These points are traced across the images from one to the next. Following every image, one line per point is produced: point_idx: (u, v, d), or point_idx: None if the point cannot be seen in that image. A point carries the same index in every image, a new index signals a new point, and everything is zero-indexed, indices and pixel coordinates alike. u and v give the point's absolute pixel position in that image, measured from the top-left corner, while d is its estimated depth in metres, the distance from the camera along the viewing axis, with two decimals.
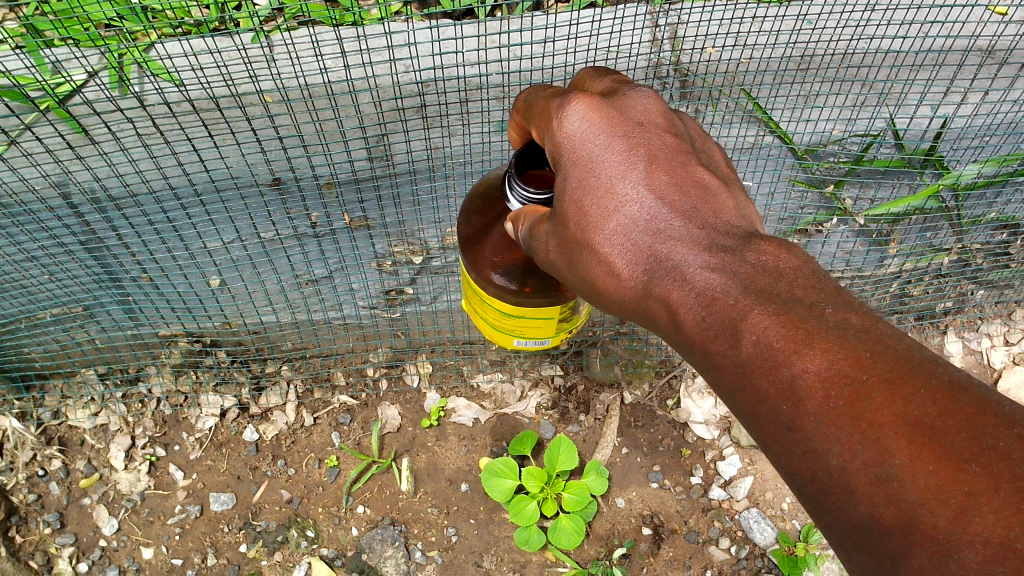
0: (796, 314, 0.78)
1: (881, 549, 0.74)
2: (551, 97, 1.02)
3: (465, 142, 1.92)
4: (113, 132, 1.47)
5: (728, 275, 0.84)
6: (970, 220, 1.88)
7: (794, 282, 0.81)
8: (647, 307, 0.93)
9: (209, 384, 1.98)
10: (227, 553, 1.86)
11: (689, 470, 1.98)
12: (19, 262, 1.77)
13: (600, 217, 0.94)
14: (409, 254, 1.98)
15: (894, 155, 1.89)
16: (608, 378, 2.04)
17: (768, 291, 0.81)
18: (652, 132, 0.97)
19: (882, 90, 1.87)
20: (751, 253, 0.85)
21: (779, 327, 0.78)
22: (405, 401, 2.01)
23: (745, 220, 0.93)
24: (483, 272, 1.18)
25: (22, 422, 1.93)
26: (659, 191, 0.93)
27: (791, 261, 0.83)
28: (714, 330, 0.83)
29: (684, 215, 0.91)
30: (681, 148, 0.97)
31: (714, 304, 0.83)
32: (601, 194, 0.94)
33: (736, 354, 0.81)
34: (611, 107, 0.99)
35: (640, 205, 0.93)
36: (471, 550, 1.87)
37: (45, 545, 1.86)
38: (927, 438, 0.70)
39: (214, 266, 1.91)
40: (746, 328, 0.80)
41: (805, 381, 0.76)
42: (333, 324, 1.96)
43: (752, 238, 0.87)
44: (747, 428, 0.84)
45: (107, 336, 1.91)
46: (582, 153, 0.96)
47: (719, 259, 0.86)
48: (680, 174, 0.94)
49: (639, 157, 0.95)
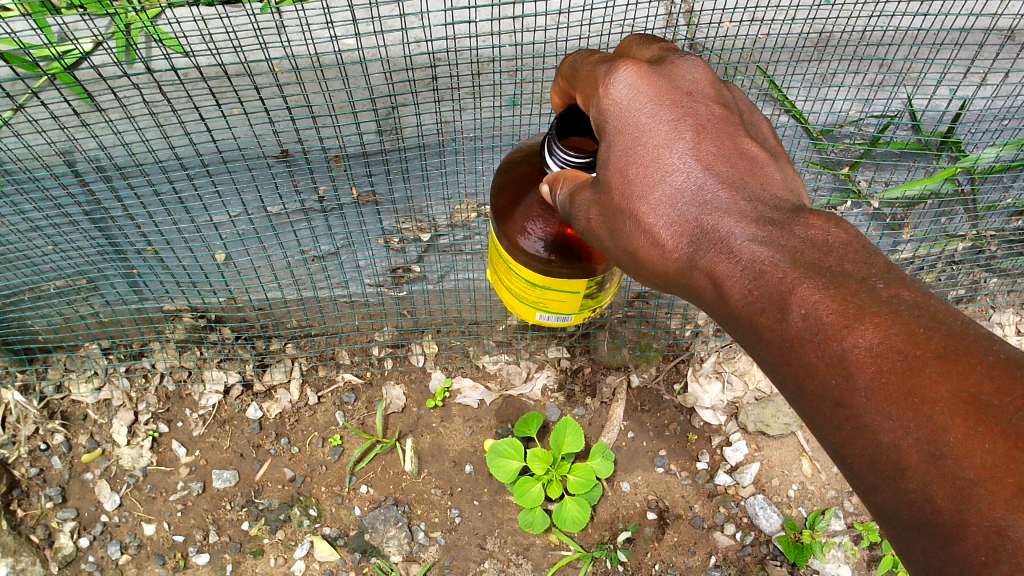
0: (846, 288, 0.76)
1: (933, 530, 0.70)
2: (598, 63, 0.98)
3: (476, 116, 1.85)
4: (121, 99, 1.44)
5: (776, 248, 0.82)
6: (984, 206, 1.85)
7: (844, 259, 0.79)
8: (689, 279, 0.90)
9: (213, 360, 1.96)
10: (229, 531, 1.87)
11: (695, 455, 1.97)
12: (23, 232, 1.75)
13: (644, 186, 0.91)
14: (417, 231, 1.96)
15: (911, 138, 1.85)
16: (615, 361, 2.02)
17: (818, 265, 0.79)
18: (700, 102, 0.94)
19: (900, 69, 1.83)
20: (800, 228, 0.83)
21: (830, 302, 0.76)
22: (410, 380, 1.99)
23: (792, 194, 0.90)
24: (514, 239, 1.13)
25: (24, 396, 1.91)
26: (707, 162, 0.90)
27: (841, 236, 0.81)
28: (760, 303, 0.81)
29: (731, 185, 0.88)
30: (730, 120, 0.94)
31: (761, 277, 0.81)
32: (647, 161, 0.91)
33: (783, 328, 0.79)
34: (659, 74, 0.95)
35: (686, 175, 0.90)
36: (473, 532, 1.87)
37: (46, 520, 1.85)
38: (984, 416, 0.68)
39: (219, 240, 1.88)
40: (795, 302, 0.78)
41: (855, 356, 0.74)
42: (338, 302, 1.94)
43: (801, 211, 0.85)
44: (792, 404, 0.81)
45: (111, 311, 1.90)
46: (628, 121, 0.92)
47: (767, 232, 0.83)
48: (728, 145, 0.91)
49: (687, 126, 0.92)
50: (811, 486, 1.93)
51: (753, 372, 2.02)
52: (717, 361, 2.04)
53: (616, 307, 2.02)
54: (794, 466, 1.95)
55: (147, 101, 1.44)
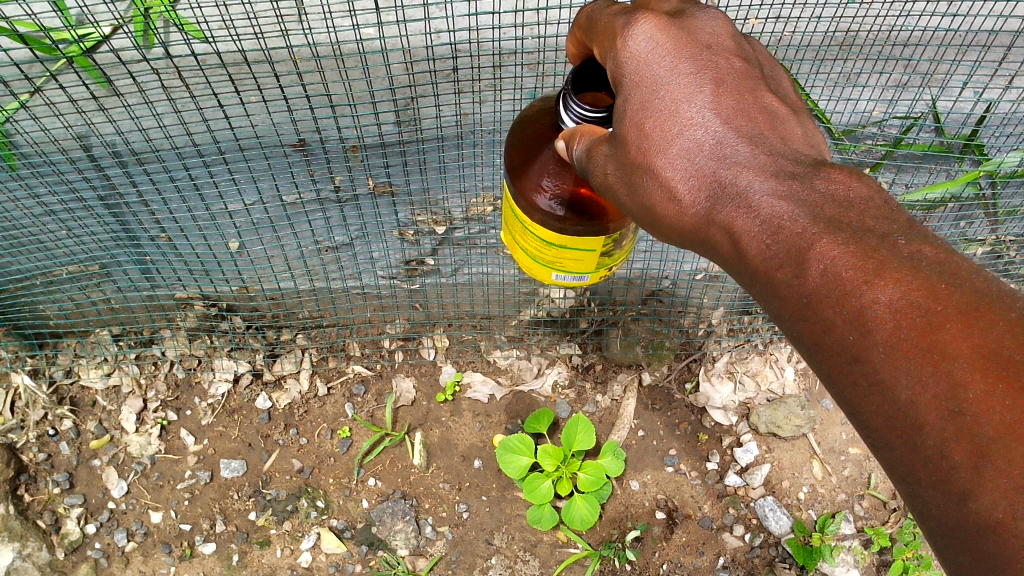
0: (866, 243, 0.75)
1: (949, 486, 0.72)
2: (616, 15, 0.96)
3: (496, 109, 1.81)
4: (137, 82, 1.42)
5: (796, 203, 0.80)
6: (1005, 211, 1.84)
7: (865, 212, 0.77)
8: (707, 236, 0.88)
9: (223, 349, 1.95)
10: (236, 521, 1.88)
11: (705, 455, 1.97)
12: (37, 216, 1.74)
13: (661, 139, 0.89)
14: (432, 223, 1.93)
15: (933, 141, 1.84)
16: (627, 359, 2.00)
17: (838, 219, 0.77)
18: (720, 55, 0.92)
19: (926, 68, 1.81)
20: (820, 181, 0.80)
21: (850, 258, 0.75)
22: (420, 374, 1.99)
23: (813, 148, 0.88)
24: (529, 197, 1.11)
25: (34, 380, 1.92)
26: (726, 115, 0.88)
27: (864, 190, 0.79)
28: (778, 259, 0.79)
29: (751, 139, 0.87)
30: (751, 73, 0.93)
31: (780, 231, 0.79)
32: (664, 114, 0.89)
33: (801, 284, 0.78)
34: (679, 27, 0.93)
35: (704, 128, 0.88)
36: (481, 527, 1.89)
37: (53, 505, 1.87)
38: (1003, 371, 0.68)
39: (234, 229, 1.85)
40: (813, 257, 0.76)
41: (873, 312, 0.73)
42: (351, 294, 1.94)
43: (821, 165, 0.83)
44: (808, 361, 0.81)
45: (122, 298, 1.89)
46: (645, 75, 0.90)
47: (787, 185, 0.81)
48: (748, 99, 0.90)
49: (707, 79, 0.90)
50: (821, 488, 1.94)
51: (766, 372, 2.01)
52: (729, 361, 2.02)
53: (630, 304, 2.00)
54: (805, 468, 1.95)
55: (163, 83, 1.42)
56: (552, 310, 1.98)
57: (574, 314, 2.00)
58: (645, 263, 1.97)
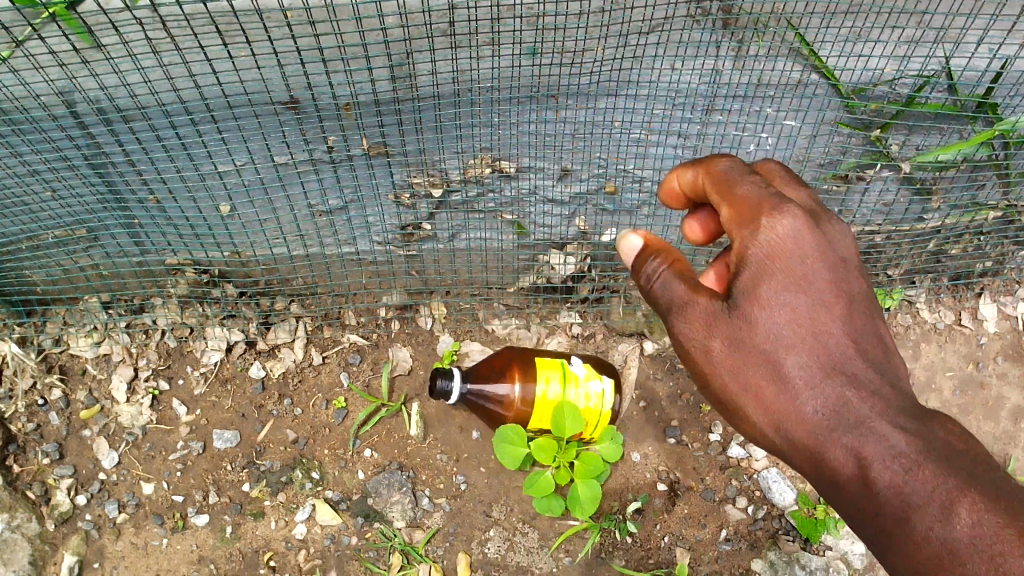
0: (1011, 503, 0.96)
1: None
2: (766, 199, 1.05)
3: (495, 65, 1.70)
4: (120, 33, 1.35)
5: (930, 451, 0.99)
6: (1018, 173, 1.81)
7: (998, 479, 0.99)
8: (825, 454, 1.03)
9: (216, 316, 1.91)
10: (229, 492, 1.86)
11: (708, 426, 1.93)
12: (21, 176, 1.71)
13: (787, 341, 1.04)
14: (429, 186, 1.83)
15: (947, 99, 1.78)
16: (629, 328, 1.96)
17: (977, 473, 0.98)
18: (852, 268, 1.07)
19: (940, 23, 1.74)
20: (941, 433, 1.02)
21: (1001, 521, 0.94)
22: (417, 343, 1.94)
23: (905, 373, 1.08)
24: None
25: (21, 348, 1.88)
26: (859, 336, 1.05)
27: (973, 448, 1.02)
28: (905, 515, 0.98)
29: (879, 370, 1.04)
30: (864, 282, 1.08)
31: (916, 469, 0.98)
32: (804, 337, 1.04)
33: (948, 534, 0.95)
34: (822, 229, 1.06)
35: (839, 353, 1.04)
36: (479, 499, 1.88)
37: (43, 475, 1.85)
38: None
39: (224, 191, 1.78)
40: (960, 512, 0.95)
41: (963, 549, 0.94)
42: (345, 260, 1.87)
43: (936, 417, 1.04)
44: (880, 557, 1.02)
45: (111, 264, 1.85)
46: (784, 261, 1.03)
47: (921, 435, 1.00)
48: (871, 326, 1.06)
49: (843, 303, 1.05)
50: None
51: None
52: None
53: (632, 270, 1.93)
54: None
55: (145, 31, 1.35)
56: (552, 276, 1.91)
57: (573, 281, 1.93)
58: (649, 228, 1.87)
